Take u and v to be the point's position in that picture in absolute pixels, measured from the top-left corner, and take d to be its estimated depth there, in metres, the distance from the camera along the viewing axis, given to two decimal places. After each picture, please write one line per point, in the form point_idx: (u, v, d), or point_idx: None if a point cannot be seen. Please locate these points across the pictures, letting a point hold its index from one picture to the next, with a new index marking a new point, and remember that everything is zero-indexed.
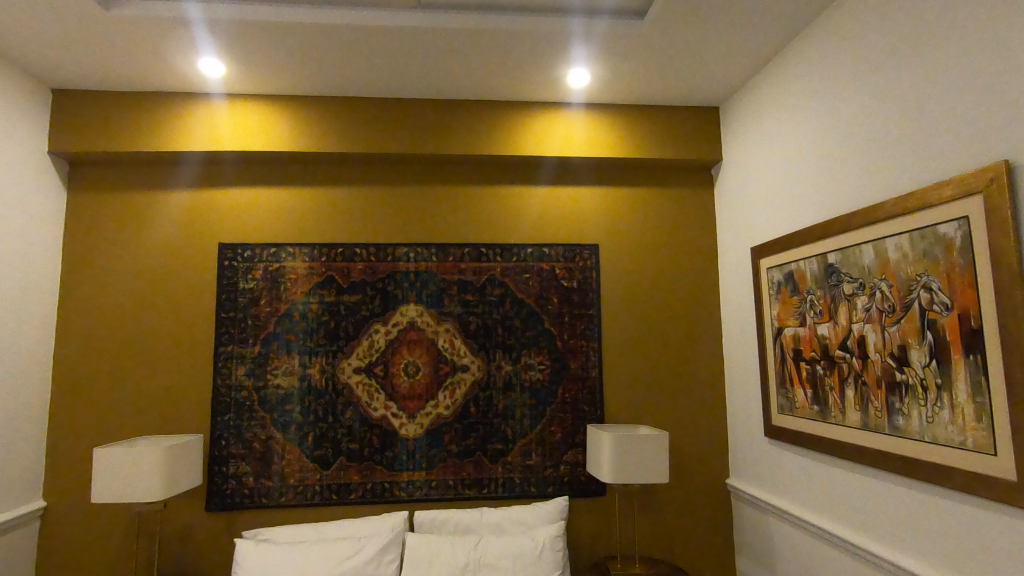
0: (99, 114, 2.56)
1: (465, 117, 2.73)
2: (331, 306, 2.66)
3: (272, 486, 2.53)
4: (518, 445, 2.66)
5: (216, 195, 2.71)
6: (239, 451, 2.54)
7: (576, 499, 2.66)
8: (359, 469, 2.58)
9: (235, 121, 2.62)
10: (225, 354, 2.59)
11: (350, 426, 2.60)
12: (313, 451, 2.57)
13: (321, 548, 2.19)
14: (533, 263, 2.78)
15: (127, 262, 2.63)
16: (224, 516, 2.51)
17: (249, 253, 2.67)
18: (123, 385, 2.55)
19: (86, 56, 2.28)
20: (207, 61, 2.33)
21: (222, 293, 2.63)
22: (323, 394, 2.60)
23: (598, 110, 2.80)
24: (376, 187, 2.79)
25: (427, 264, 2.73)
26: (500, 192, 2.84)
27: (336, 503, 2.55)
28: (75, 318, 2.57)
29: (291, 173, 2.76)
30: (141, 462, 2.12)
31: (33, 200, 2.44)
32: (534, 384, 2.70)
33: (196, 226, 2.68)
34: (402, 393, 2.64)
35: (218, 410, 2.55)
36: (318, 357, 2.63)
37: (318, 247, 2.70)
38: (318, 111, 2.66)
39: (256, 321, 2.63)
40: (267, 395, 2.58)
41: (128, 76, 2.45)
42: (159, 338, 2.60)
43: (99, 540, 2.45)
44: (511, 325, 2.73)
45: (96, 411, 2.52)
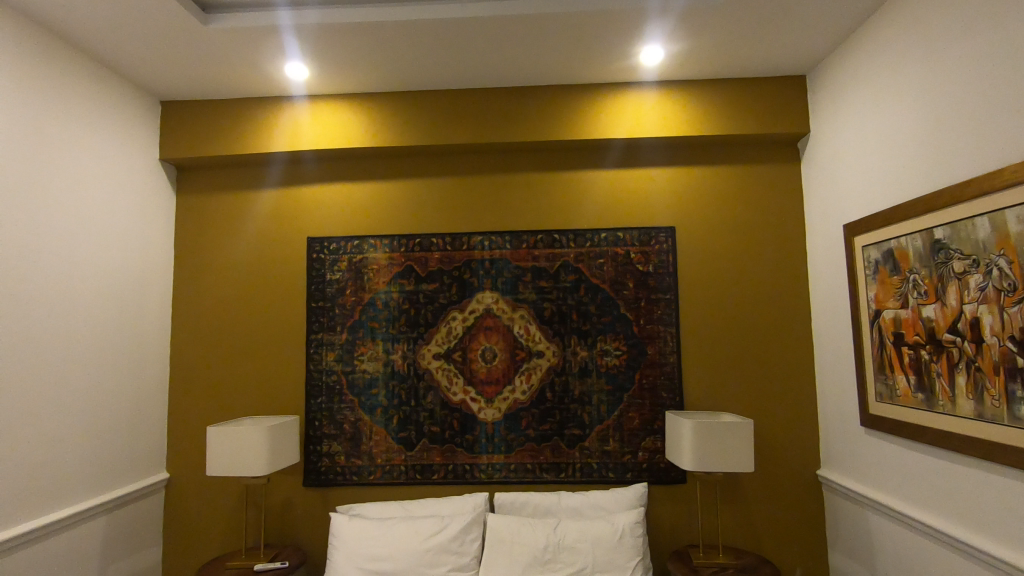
0: (200, 121, 2.79)
1: (536, 104, 2.72)
2: (411, 295, 2.77)
3: (362, 465, 2.69)
4: (596, 431, 2.66)
5: (303, 191, 2.88)
6: (332, 431, 2.71)
7: (655, 486, 2.63)
8: (441, 451, 2.68)
9: (318, 121, 2.76)
10: (316, 341, 2.76)
11: (432, 410, 2.70)
12: (398, 433, 2.70)
13: (408, 525, 2.30)
14: (607, 248, 2.75)
15: (228, 257, 2.86)
16: (320, 492, 2.69)
17: (335, 246, 2.82)
18: (228, 369, 2.79)
19: (189, 68, 2.49)
20: (294, 65, 2.47)
21: (312, 284, 2.80)
22: (406, 378, 2.72)
23: (672, 88, 2.71)
24: (450, 177, 2.85)
25: (501, 252, 2.77)
26: (572, 177, 2.82)
27: (420, 482, 2.67)
28: (186, 309, 2.83)
29: (370, 168, 2.88)
30: (248, 439, 2.32)
31: (149, 203, 2.71)
32: (610, 370, 2.69)
33: (286, 221, 2.86)
34: (480, 378, 2.71)
35: (311, 392, 2.74)
36: (400, 343, 2.74)
37: (398, 238, 2.81)
38: (393, 106, 2.75)
39: (343, 310, 2.78)
40: (355, 379, 2.74)
41: (224, 84, 2.65)
42: (258, 327, 2.81)
43: (213, 509, 2.71)
44: (586, 311, 2.72)
45: (207, 393, 2.78)
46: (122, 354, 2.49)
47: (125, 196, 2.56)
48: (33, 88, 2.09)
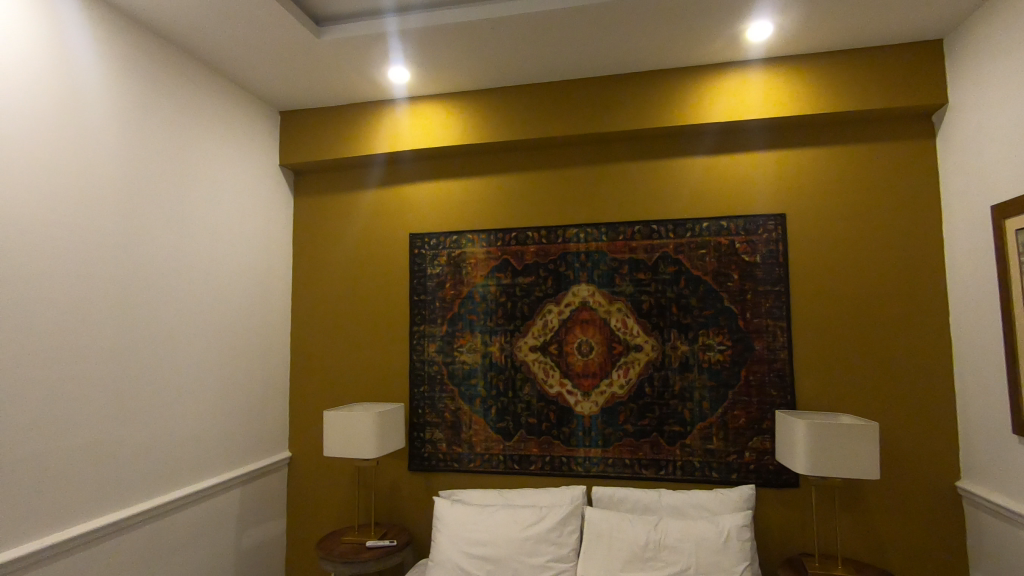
0: (313, 127, 3.00)
1: (632, 91, 2.65)
2: (508, 289, 2.81)
3: (463, 452, 2.78)
4: (698, 428, 2.56)
5: (405, 190, 3.02)
6: (434, 419, 2.83)
7: (764, 489, 2.49)
8: (538, 442, 2.71)
9: (418, 121, 2.88)
10: (419, 333, 2.89)
11: (529, 402, 2.74)
12: (496, 423, 2.76)
13: (508, 513, 2.36)
14: (709, 238, 2.63)
15: (339, 253, 3.06)
16: (424, 476, 2.83)
17: (435, 241, 2.93)
18: (340, 358, 2.99)
19: (304, 79, 2.69)
20: (396, 69, 2.59)
21: (414, 278, 2.93)
22: (504, 370, 2.78)
23: (781, 64, 2.52)
24: (545, 171, 2.86)
25: (598, 244, 2.74)
26: (671, 166, 2.72)
27: (518, 472, 2.72)
28: (303, 302, 3.07)
29: (467, 165, 2.96)
30: (359, 424, 2.48)
31: (271, 204, 2.96)
32: (713, 365, 2.57)
33: (389, 219, 3.02)
34: (577, 371, 2.70)
35: (415, 381, 2.87)
36: (497, 335, 2.80)
37: (495, 232, 2.86)
38: (489, 103, 2.80)
39: (443, 303, 2.88)
40: (455, 369, 2.83)
41: (333, 92, 2.83)
42: (366, 319, 2.99)
43: (330, 487, 2.93)
44: (687, 303, 2.62)
45: (322, 380, 3.00)
46: (250, 342, 2.75)
47: (252, 200, 2.82)
48: (177, 107, 2.36)
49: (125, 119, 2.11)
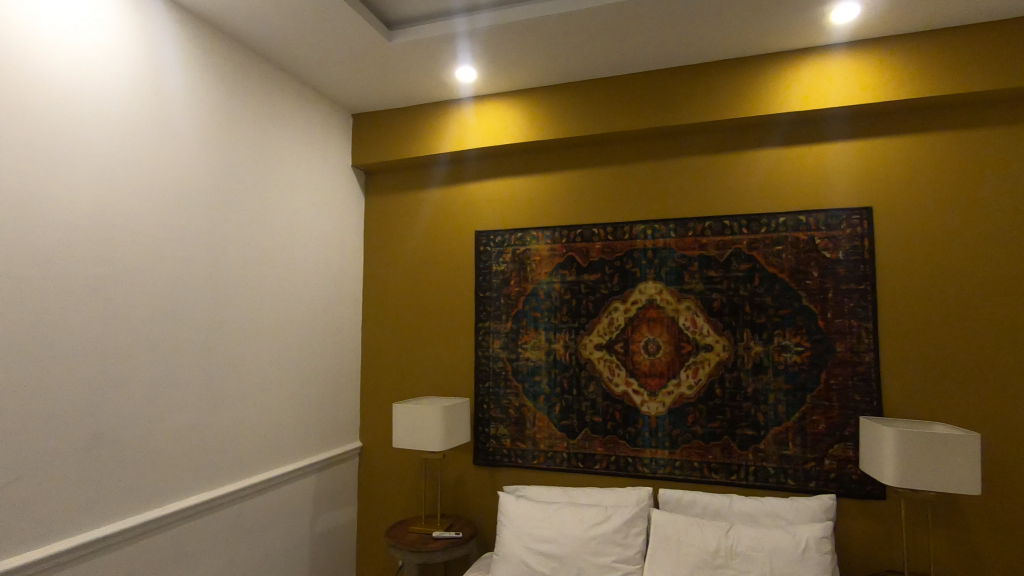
0: (383, 129, 3.10)
1: (703, 81, 2.56)
2: (572, 286, 2.80)
3: (526, 449, 2.80)
4: (773, 433, 2.45)
5: (471, 188, 3.06)
6: (499, 415, 2.86)
7: (846, 500, 2.35)
8: (602, 441, 2.68)
9: (483, 120, 2.91)
10: (484, 329, 2.93)
11: (594, 400, 2.71)
12: (561, 421, 2.75)
13: (572, 511, 2.35)
14: (786, 234, 2.51)
15: (406, 251, 3.14)
16: (488, 471, 2.86)
17: (500, 239, 2.95)
18: (408, 352, 3.08)
19: (375, 82, 2.78)
20: (463, 69, 2.63)
21: (479, 275, 2.97)
22: (568, 367, 2.76)
23: (868, 47, 2.36)
24: (611, 166, 2.82)
25: (666, 241, 2.67)
26: (744, 158, 2.61)
27: (583, 470, 2.70)
28: (373, 298, 3.18)
29: (531, 162, 2.96)
30: (426, 417, 2.55)
31: (343, 204, 3.09)
32: (790, 367, 2.45)
33: (455, 217, 3.07)
34: (643, 371, 2.65)
35: (480, 377, 2.91)
36: (561, 333, 2.79)
37: (559, 230, 2.85)
38: (555, 99, 2.79)
39: (508, 300, 2.90)
40: (520, 366, 2.85)
41: (402, 94, 2.91)
42: (433, 315, 3.05)
43: (397, 478, 3.02)
44: (761, 302, 2.51)
45: (390, 373, 3.10)
46: (324, 336, 2.88)
47: (326, 200, 2.95)
48: (258, 113, 2.51)
49: (212, 126, 2.26)
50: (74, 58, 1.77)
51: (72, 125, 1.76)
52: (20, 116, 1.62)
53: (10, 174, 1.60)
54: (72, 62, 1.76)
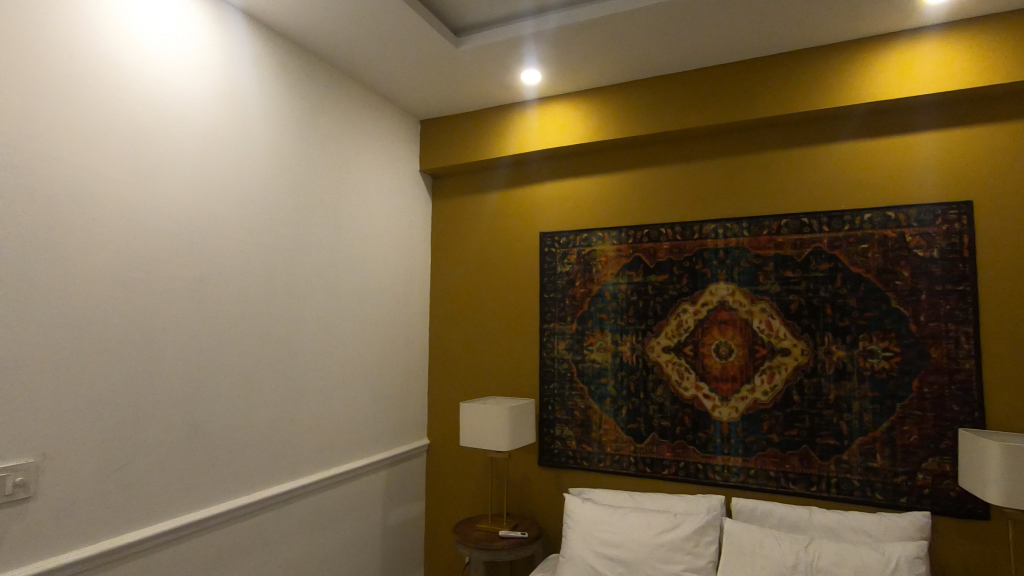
0: (450, 133, 3.17)
1: (779, 73, 2.45)
2: (639, 287, 2.75)
3: (592, 451, 2.77)
4: (857, 443, 2.30)
5: (536, 189, 3.07)
6: (564, 416, 2.85)
7: (943, 519, 2.17)
8: (671, 446, 2.62)
9: (548, 121, 2.91)
10: (549, 330, 2.93)
11: (662, 404, 2.65)
12: (627, 424, 2.71)
13: (640, 516, 2.31)
14: (872, 231, 2.35)
15: (472, 253, 3.19)
16: (553, 472, 2.86)
17: (565, 239, 2.94)
18: (473, 352, 3.13)
19: (442, 88, 2.85)
20: (529, 72, 2.65)
21: (544, 276, 2.97)
22: (635, 370, 2.72)
23: (966, 27, 2.18)
24: (680, 165, 2.75)
25: (738, 240, 2.57)
26: (825, 152, 2.47)
27: (650, 475, 2.65)
28: (440, 299, 3.26)
29: (597, 162, 2.94)
30: (492, 417, 2.58)
31: (412, 208, 3.18)
32: (877, 374, 2.30)
33: (520, 218, 3.09)
34: (714, 375, 2.56)
35: (545, 378, 2.91)
36: (628, 335, 2.75)
37: (626, 230, 2.81)
38: (621, 98, 2.76)
39: (573, 301, 2.89)
40: (585, 367, 2.83)
41: (468, 98, 2.97)
42: (498, 315, 3.08)
43: (464, 476, 3.07)
44: (844, 304, 2.37)
45: (457, 373, 3.16)
46: (394, 336, 2.98)
47: (396, 204, 3.05)
48: (334, 123, 2.63)
49: (293, 137, 2.40)
50: (174, 78, 1.92)
51: (174, 140, 1.92)
52: (126, 133, 1.78)
53: (122, 186, 1.77)
54: (173, 82, 1.92)
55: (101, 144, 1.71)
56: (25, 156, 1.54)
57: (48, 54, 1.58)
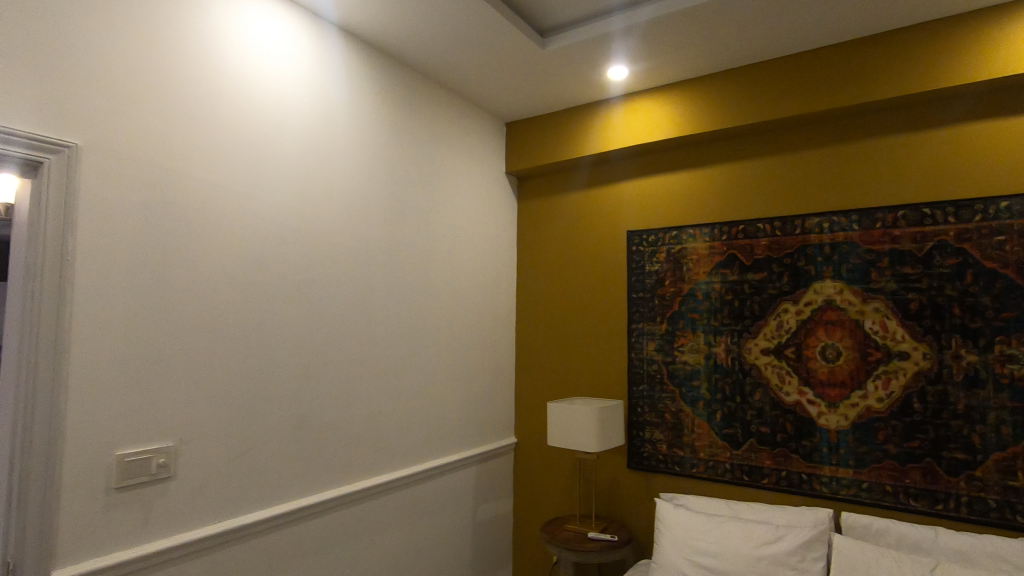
0: (535, 135, 3.19)
1: (892, 51, 2.24)
2: (735, 286, 2.62)
3: (684, 456, 2.68)
4: (993, 459, 2.06)
5: (622, 187, 3.01)
6: (654, 419, 2.78)
7: None
8: (771, 454, 2.47)
9: (634, 117, 2.85)
10: (637, 330, 2.87)
11: (761, 409, 2.51)
12: (723, 430, 2.60)
13: (738, 526, 2.20)
14: (1009, 221, 2.09)
15: (557, 253, 3.19)
16: (642, 476, 2.80)
17: (653, 237, 2.87)
18: (560, 352, 3.12)
19: (528, 90, 2.87)
20: (616, 68, 2.61)
21: (632, 275, 2.91)
22: (731, 373, 2.60)
23: None
24: (779, 156, 2.59)
25: (847, 234, 2.38)
26: (950, 135, 2.23)
27: (748, 484, 2.52)
28: (526, 299, 3.28)
29: (686, 157, 2.84)
30: (580, 418, 2.56)
31: (498, 209, 3.23)
32: (1017, 382, 2.05)
33: (606, 217, 3.05)
34: (820, 379, 2.39)
35: (634, 379, 2.85)
36: (722, 335, 2.64)
37: (720, 226, 2.69)
38: (714, 89, 2.64)
39: (662, 300, 2.81)
40: (676, 369, 2.74)
41: (553, 98, 2.97)
42: (584, 315, 3.06)
43: (551, 476, 3.08)
44: (975, 303, 2.13)
45: (544, 373, 3.17)
46: (482, 335, 3.04)
47: (483, 206, 3.11)
48: (424, 129, 2.73)
49: (387, 145, 2.52)
50: (285, 96, 2.09)
51: (284, 153, 2.08)
52: (246, 148, 1.95)
53: (244, 197, 1.94)
54: (283, 100, 2.08)
55: (226, 159, 1.89)
56: (167, 174, 1.73)
57: (178, 79, 1.76)
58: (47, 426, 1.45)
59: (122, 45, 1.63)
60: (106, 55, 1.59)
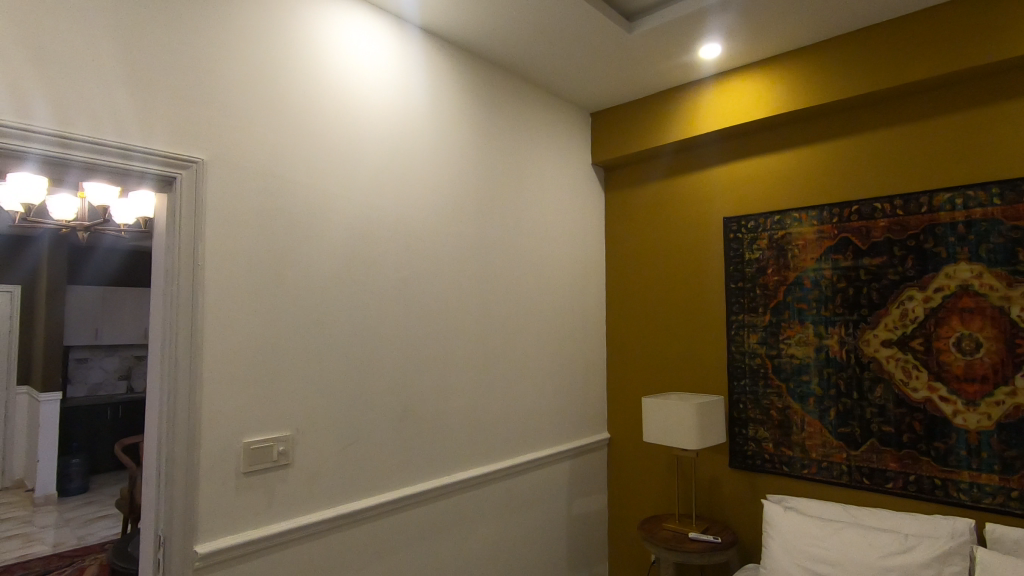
0: (622, 123, 3.10)
1: None
2: (849, 273, 2.41)
3: (794, 456, 2.51)
4: None
5: (716, 172, 2.86)
6: (758, 416, 2.62)
7: None
8: (897, 456, 2.25)
9: (728, 97, 2.69)
10: (737, 322, 2.71)
11: (883, 407, 2.30)
12: (838, 428, 2.40)
13: (859, 534, 2.02)
14: None
15: (648, 243, 3.09)
16: (747, 476, 2.65)
17: (753, 223, 2.70)
18: (653, 346, 3.03)
19: (613, 77, 2.80)
20: (709, 47, 2.48)
21: (730, 264, 2.75)
22: (846, 367, 2.39)
23: None
24: (898, 128, 2.34)
25: (987, 211, 2.11)
26: None
27: (869, 488, 2.31)
28: (617, 292, 3.21)
29: (787, 135, 2.64)
30: (678, 415, 2.47)
31: (586, 202, 3.18)
32: None
33: (699, 204, 2.91)
34: (955, 374, 2.14)
35: (735, 374, 2.70)
36: (836, 326, 2.43)
37: (829, 208, 2.48)
38: (819, 59, 2.43)
39: (765, 290, 2.64)
40: (782, 363, 2.56)
41: (640, 84, 2.88)
42: (678, 308, 2.94)
43: (647, 473, 3.00)
44: None
45: (637, 367, 3.09)
46: (573, 329, 3.02)
47: (570, 199, 3.08)
48: (509, 124, 2.74)
49: (474, 143, 2.56)
50: (379, 102, 2.17)
51: (380, 157, 2.17)
52: (346, 155, 2.06)
53: (347, 201, 2.05)
54: (378, 106, 2.17)
55: (329, 166, 2.00)
56: (279, 182, 1.86)
57: (282, 92, 1.88)
58: (188, 414, 1.61)
59: (236, 66, 1.77)
60: (225, 75, 1.74)
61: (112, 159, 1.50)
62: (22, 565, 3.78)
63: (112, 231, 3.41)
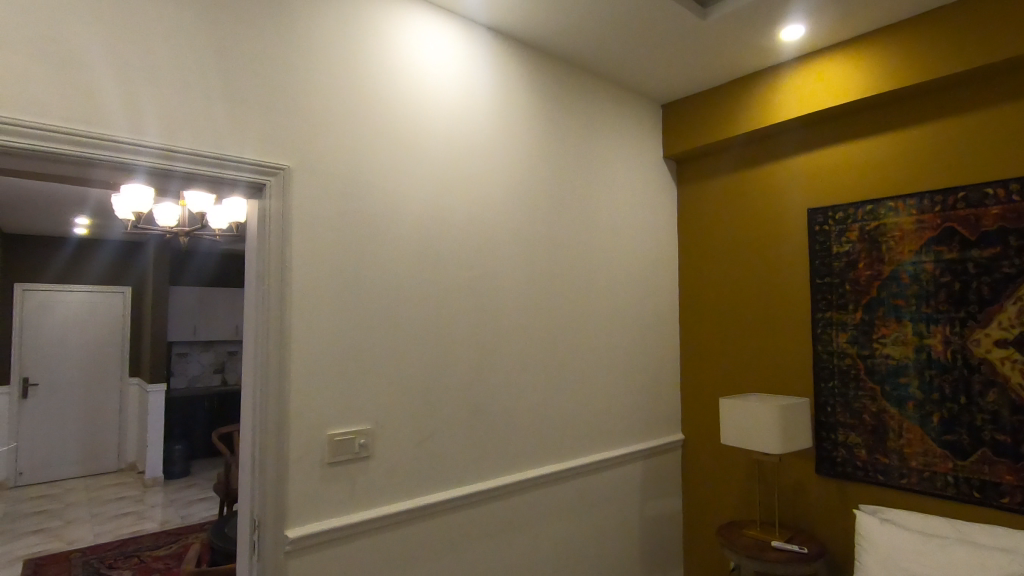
0: (695, 114, 2.99)
1: None
2: (954, 266, 2.20)
3: (890, 464, 2.33)
4: None
5: (800, 160, 2.69)
6: (848, 420, 2.45)
7: None
8: (1014, 468, 2.04)
9: (812, 80, 2.52)
10: (824, 320, 2.55)
11: (996, 413, 2.08)
12: (942, 436, 2.20)
13: (968, 551, 1.85)
14: None
15: (724, 237, 2.96)
16: (835, 484, 2.49)
17: (841, 214, 2.52)
18: (730, 345, 2.90)
19: (686, 66, 2.70)
20: (791, 29, 2.34)
21: (816, 258, 2.59)
22: (951, 369, 2.19)
23: None
24: (1014, 105, 2.10)
25: None
26: None
27: (979, 502, 2.10)
28: (690, 289, 3.10)
29: (880, 119, 2.44)
30: (758, 417, 2.35)
31: (657, 196, 3.09)
32: None
33: (780, 195, 2.75)
34: None
35: (822, 375, 2.54)
36: (938, 325, 2.23)
37: (930, 195, 2.27)
38: (917, 34, 2.23)
39: (856, 286, 2.46)
40: (876, 364, 2.38)
41: (714, 72, 2.76)
42: (757, 305, 2.80)
43: (725, 476, 2.88)
44: None
45: (713, 367, 2.97)
46: (646, 327, 2.95)
47: (641, 193, 3.00)
48: (577, 120, 2.71)
49: (543, 140, 2.55)
50: (450, 104, 2.21)
51: (451, 157, 2.21)
52: (419, 157, 2.11)
53: (421, 202, 2.10)
54: (449, 108, 2.21)
55: (404, 168, 2.06)
56: (357, 187, 1.93)
57: (360, 99, 1.96)
58: (279, 406, 1.71)
59: (318, 76, 1.86)
60: (308, 85, 1.83)
61: (209, 169, 1.61)
62: (135, 540, 4.18)
63: (208, 235, 3.69)
